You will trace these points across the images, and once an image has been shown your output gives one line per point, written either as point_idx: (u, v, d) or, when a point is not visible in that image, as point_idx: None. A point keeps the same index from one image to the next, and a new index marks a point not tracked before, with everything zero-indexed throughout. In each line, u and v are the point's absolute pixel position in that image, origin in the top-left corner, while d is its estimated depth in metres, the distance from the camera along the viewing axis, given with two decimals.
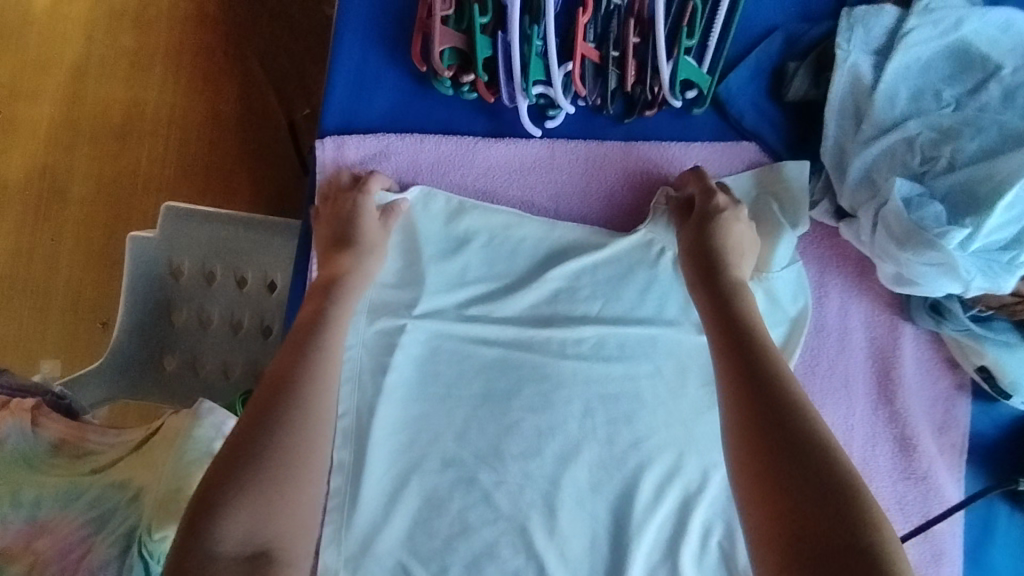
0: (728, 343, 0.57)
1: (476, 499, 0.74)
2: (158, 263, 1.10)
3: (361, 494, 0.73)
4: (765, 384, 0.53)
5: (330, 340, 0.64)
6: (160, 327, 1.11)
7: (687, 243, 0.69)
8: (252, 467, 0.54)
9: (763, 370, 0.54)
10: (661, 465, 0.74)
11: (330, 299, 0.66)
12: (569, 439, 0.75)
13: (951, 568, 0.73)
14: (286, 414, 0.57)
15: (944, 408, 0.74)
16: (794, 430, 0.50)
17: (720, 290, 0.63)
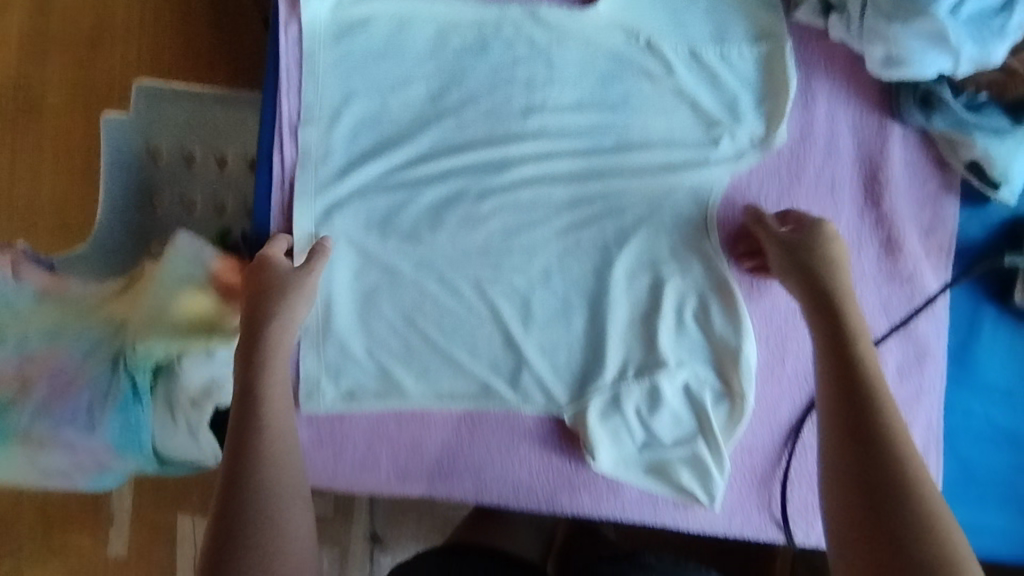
0: (846, 430, 0.58)
1: (456, 313, 0.77)
2: (135, 144, 1.08)
3: (346, 310, 0.77)
4: (873, 507, 0.54)
5: (274, 368, 0.64)
6: (142, 212, 1.07)
7: (791, 281, 0.65)
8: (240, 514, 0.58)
9: (887, 494, 0.54)
10: (640, 284, 0.75)
11: (274, 337, 0.65)
12: (547, 255, 0.76)
13: (933, 366, 0.74)
14: (251, 446, 0.60)
15: (932, 211, 0.72)
16: (904, 531, 0.52)
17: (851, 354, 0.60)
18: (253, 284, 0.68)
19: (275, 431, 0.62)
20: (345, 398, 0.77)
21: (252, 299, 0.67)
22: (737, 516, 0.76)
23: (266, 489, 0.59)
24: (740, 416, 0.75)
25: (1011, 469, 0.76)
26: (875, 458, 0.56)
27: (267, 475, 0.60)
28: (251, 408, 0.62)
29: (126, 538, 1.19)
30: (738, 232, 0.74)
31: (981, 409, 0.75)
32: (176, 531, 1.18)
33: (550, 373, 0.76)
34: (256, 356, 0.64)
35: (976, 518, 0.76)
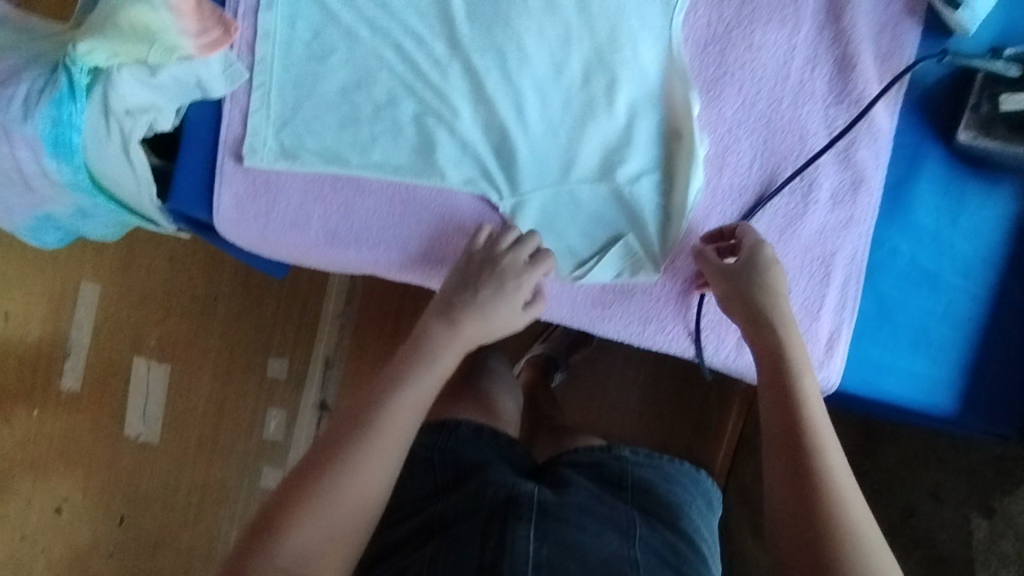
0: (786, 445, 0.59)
1: (404, 81, 0.75)
2: None
3: (293, 63, 0.75)
4: (788, 445, 0.59)
5: (435, 357, 0.66)
6: None
7: (738, 302, 0.68)
8: (319, 483, 0.58)
9: (796, 430, 0.59)
10: (594, 81, 0.74)
11: (459, 325, 0.68)
12: (501, 35, 0.74)
13: (867, 197, 0.74)
14: (354, 443, 0.60)
15: (891, 36, 0.72)
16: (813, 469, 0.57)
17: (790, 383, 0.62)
18: (467, 260, 0.72)
19: (431, 368, 0.65)
20: (282, 154, 0.76)
21: (456, 279, 0.71)
22: (651, 323, 0.77)
23: (383, 418, 0.61)
24: (673, 230, 0.75)
25: (929, 315, 0.75)
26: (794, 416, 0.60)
27: (386, 425, 0.61)
28: (378, 394, 0.63)
29: (83, 369, 1.24)
30: (696, 36, 0.74)
31: (907, 251, 0.75)
32: (133, 371, 1.23)
33: (486, 162, 0.75)
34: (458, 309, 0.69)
35: (883, 357, 0.76)
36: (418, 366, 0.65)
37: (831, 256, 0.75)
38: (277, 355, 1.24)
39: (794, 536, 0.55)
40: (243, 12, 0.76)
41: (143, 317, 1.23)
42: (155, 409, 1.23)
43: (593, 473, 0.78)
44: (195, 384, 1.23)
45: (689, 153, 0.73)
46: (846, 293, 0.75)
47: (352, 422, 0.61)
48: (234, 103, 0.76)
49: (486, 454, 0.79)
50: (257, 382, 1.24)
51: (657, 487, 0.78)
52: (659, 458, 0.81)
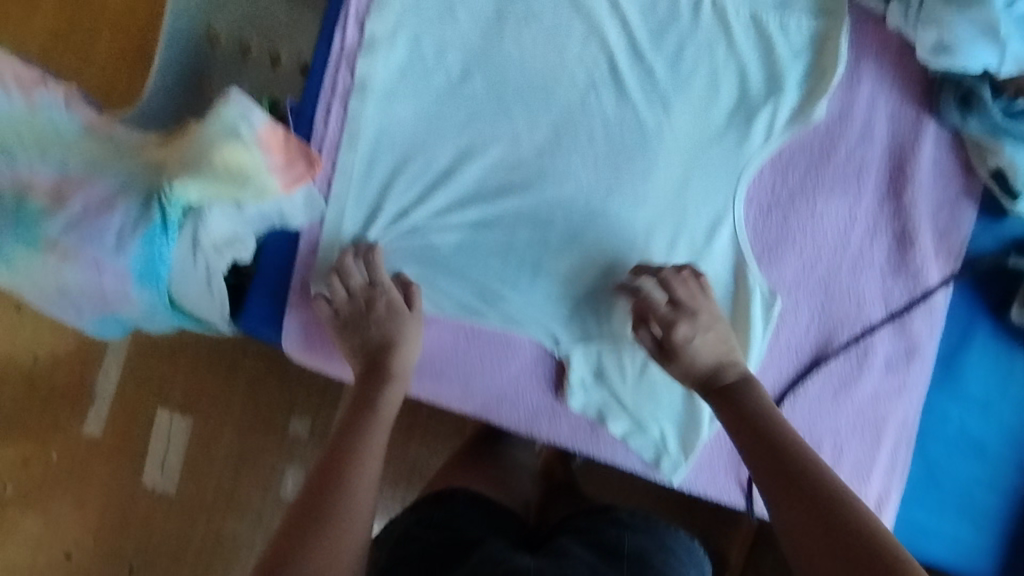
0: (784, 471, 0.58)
1: (477, 223, 0.78)
2: (194, 27, 1.05)
3: (371, 200, 0.78)
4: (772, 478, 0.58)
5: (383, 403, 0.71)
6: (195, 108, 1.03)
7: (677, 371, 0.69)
8: (300, 547, 0.60)
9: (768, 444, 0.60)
10: (660, 237, 0.77)
11: (388, 359, 0.74)
12: (570, 186, 0.78)
13: (919, 366, 0.76)
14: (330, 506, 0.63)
15: (949, 213, 0.75)
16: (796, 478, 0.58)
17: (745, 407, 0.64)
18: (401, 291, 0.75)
19: (391, 401, 0.72)
20: None
21: (347, 336, 0.74)
22: (702, 473, 0.79)
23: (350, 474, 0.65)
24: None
25: (974, 482, 0.77)
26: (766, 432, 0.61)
27: (365, 471, 0.66)
28: (349, 438, 0.68)
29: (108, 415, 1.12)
30: (761, 199, 0.77)
31: (957, 417, 0.77)
32: (156, 420, 1.11)
33: (542, 304, 0.78)
34: (404, 335, 0.74)
35: (928, 521, 0.78)
36: (366, 411, 0.70)
37: (882, 420, 0.76)
38: (300, 414, 1.09)
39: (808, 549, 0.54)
40: (326, 149, 0.78)
41: (173, 365, 1.11)
42: (175, 459, 1.11)
43: (590, 538, 0.70)
44: (218, 436, 1.10)
45: (743, 312, 0.76)
46: (896, 456, 0.77)
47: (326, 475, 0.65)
48: (310, 234, 0.79)
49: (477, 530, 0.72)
50: (280, 439, 1.09)
51: (676, 560, 0.71)
52: (656, 524, 0.74)
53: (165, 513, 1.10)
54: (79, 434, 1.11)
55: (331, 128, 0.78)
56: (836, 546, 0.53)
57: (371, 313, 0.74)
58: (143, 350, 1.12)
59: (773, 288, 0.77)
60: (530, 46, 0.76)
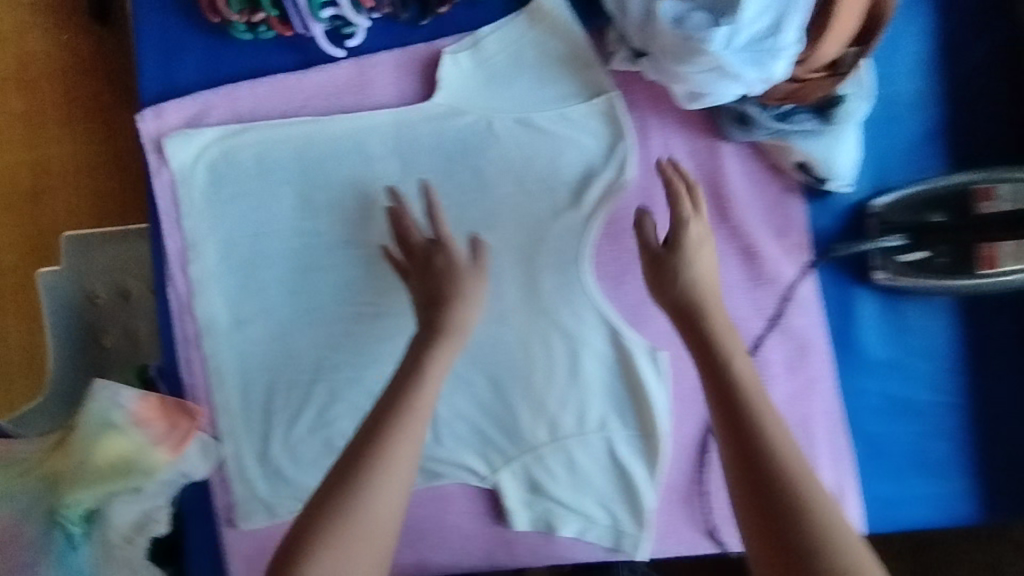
0: (742, 454, 0.60)
1: (366, 399, 0.80)
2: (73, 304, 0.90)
3: (262, 423, 0.80)
4: (743, 434, 0.60)
5: (392, 456, 0.70)
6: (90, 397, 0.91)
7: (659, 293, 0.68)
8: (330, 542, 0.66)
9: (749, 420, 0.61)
10: (534, 343, 0.79)
11: (427, 371, 0.75)
12: (434, 330, 0.79)
13: (819, 356, 0.77)
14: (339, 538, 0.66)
15: (780, 211, 0.77)
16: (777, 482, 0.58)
17: (720, 371, 0.63)
18: (428, 292, 0.78)
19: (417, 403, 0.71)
20: (269, 511, 0.80)
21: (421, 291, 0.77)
22: (669, 537, 0.78)
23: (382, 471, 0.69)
24: (657, 462, 0.78)
25: (918, 438, 0.78)
26: (747, 449, 0.60)
27: (386, 473, 0.69)
28: (353, 471, 0.68)
29: None
30: (609, 269, 0.79)
31: (877, 386, 0.78)
32: None
33: (460, 444, 0.80)
34: (442, 322, 0.77)
35: (895, 489, 0.78)
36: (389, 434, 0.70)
37: (809, 418, 0.77)
38: None
39: (767, 540, 0.57)
40: (203, 396, 0.80)
41: None
42: None
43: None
44: None
45: (635, 378, 0.78)
46: (836, 446, 0.78)
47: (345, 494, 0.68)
48: (219, 477, 0.80)
49: None
50: None
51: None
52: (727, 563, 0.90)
53: None
54: None
55: (200, 374, 0.80)
56: (766, 501, 0.58)
57: (428, 271, 0.79)
58: None
59: (657, 342, 0.79)
60: (346, 223, 0.80)
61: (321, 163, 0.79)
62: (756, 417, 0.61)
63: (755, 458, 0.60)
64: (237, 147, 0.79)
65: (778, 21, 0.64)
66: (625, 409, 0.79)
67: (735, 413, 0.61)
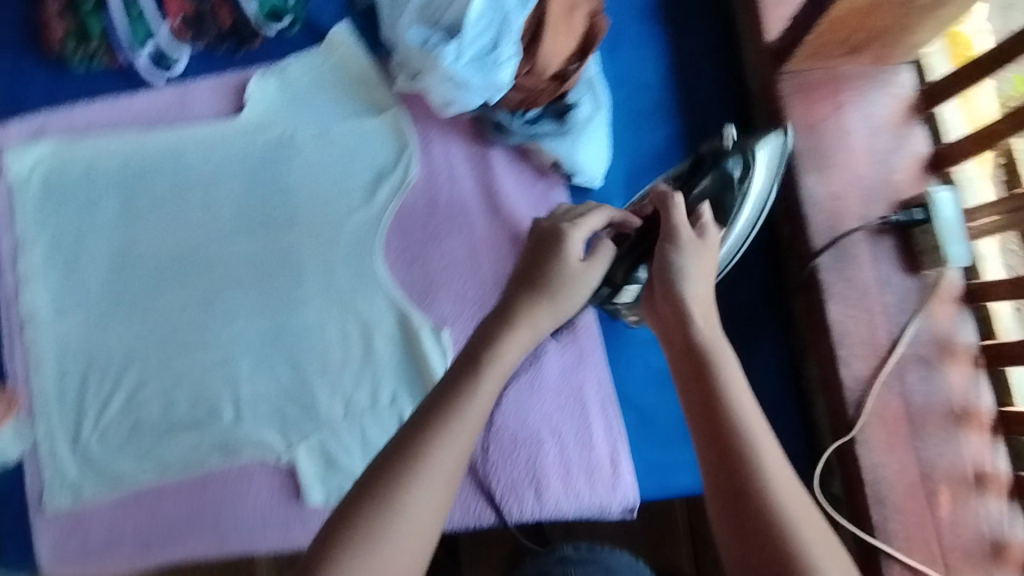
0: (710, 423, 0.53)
1: (174, 382, 0.86)
2: None
3: (76, 406, 0.86)
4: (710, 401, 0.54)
5: (466, 411, 0.55)
6: None
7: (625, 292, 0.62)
8: None
9: (700, 376, 0.55)
10: (332, 328, 0.87)
11: (514, 333, 0.62)
12: (240, 318, 0.88)
13: (587, 332, 0.86)
14: None
15: (546, 206, 0.89)
16: (735, 452, 0.51)
17: (695, 345, 0.57)
18: (535, 255, 0.67)
19: (476, 405, 0.55)
20: (75, 493, 0.84)
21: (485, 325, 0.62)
22: (456, 507, 0.83)
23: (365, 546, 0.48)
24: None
25: (683, 406, 0.86)
26: (713, 410, 0.53)
27: (424, 499, 0.51)
28: (422, 443, 0.52)
29: None
30: (400, 259, 0.89)
31: (641, 359, 0.87)
32: None
33: (260, 423, 0.85)
34: (517, 314, 0.63)
35: (666, 457, 0.84)
36: (439, 426, 0.53)
37: (580, 389, 0.85)
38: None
39: (730, 507, 0.50)
40: (22, 382, 0.86)
41: None
42: None
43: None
44: None
45: (421, 354, 0.86)
46: (607, 416, 0.85)
47: (393, 476, 0.51)
48: (31, 461, 0.85)
49: None
50: None
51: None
52: (600, 552, 0.88)
53: None
54: None
55: (21, 363, 0.87)
56: (738, 499, 0.50)
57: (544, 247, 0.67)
58: None
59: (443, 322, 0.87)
60: (165, 225, 0.89)
61: (143, 172, 0.90)
62: (719, 381, 0.55)
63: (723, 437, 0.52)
64: (67, 159, 0.90)
65: (497, 39, 0.80)
66: (413, 384, 0.86)
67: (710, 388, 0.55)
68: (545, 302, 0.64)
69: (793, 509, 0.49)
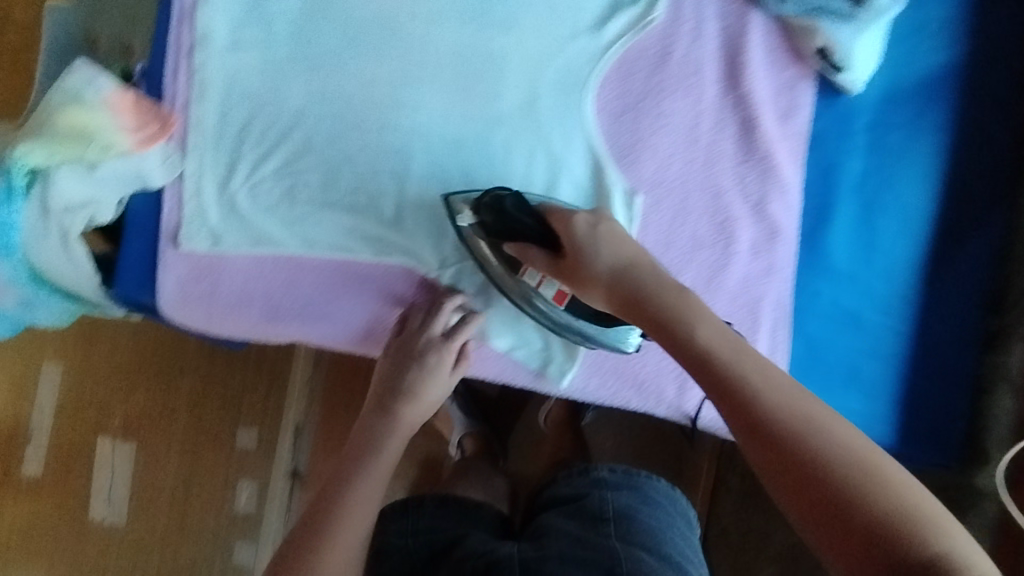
0: (770, 439, 0.47)
1: (337, 159, 0.78)
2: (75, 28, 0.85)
3: (231, 153, 0.78)
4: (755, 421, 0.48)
5: (388, 447, 0.77)
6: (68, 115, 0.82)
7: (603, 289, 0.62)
8: (322, 526, 0.68)
9: (737, 387, 0.50)
10: (517, 159, 0.79)
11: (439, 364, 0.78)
12: (424, 115, 0.78)
13: (785, 246, 0.78)
14: (327, 524, 0.69)
15: (789, 96, 0.78)
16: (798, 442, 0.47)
17: (697, 356, 0.53)
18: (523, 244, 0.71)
19: (396, 435, 0.78)
20: (213, 241, 0.79)
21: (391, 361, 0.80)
22: (594, 377, 0.81)
23: (345, 509, 0.70)
24: None
25: (857, 352, 0.80)
26: (761, 427, 0.48)
27: (353, 498, 0.71)
28: (345, 472, 0.74)
29: (45, 453, 1.24)
30: (611, 105, 0.79)
31: (829, 293, 0.80)
32: (96, 450, 1.25)
33: (419, 231, 0.79)
34: (411, 368, 0.79)
35: (818, 396, 0.80)
36: (369, 460, 0.75)
37: (757, 303, 0.78)
38: (245, 425, 1.30)
39: (801, 497, 0.46)
40: (179, 106, 0.78)
41: (108, 391, 1.26)
42: (121, 491, 1.25)
43: (574, 511, 0.85)
44: (161, 463, 1.26)
45: (606, 215, 0.78)
46: (776, 339, 0.79)
47: (338, 491, 0.71)
48: (173, 193, 0.79)
49: (460, 526, 0.86)
50: (226, 454, 1.29)
51: (637, 513, 0.84)
52: (637, 477, 0.90)
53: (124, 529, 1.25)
54: (109, 429, 1.26)
55: (181, 85, 0.78)
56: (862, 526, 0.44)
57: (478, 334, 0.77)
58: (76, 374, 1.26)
59: (640, 185, 0.79)
60: None
61: None
62: (747, 387, 0.50)
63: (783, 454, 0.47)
64: None
65: None
66: None
67: (740, 400, 0.49)
68: (444, 360, 0.79)
69: (858, 480, 0.45)
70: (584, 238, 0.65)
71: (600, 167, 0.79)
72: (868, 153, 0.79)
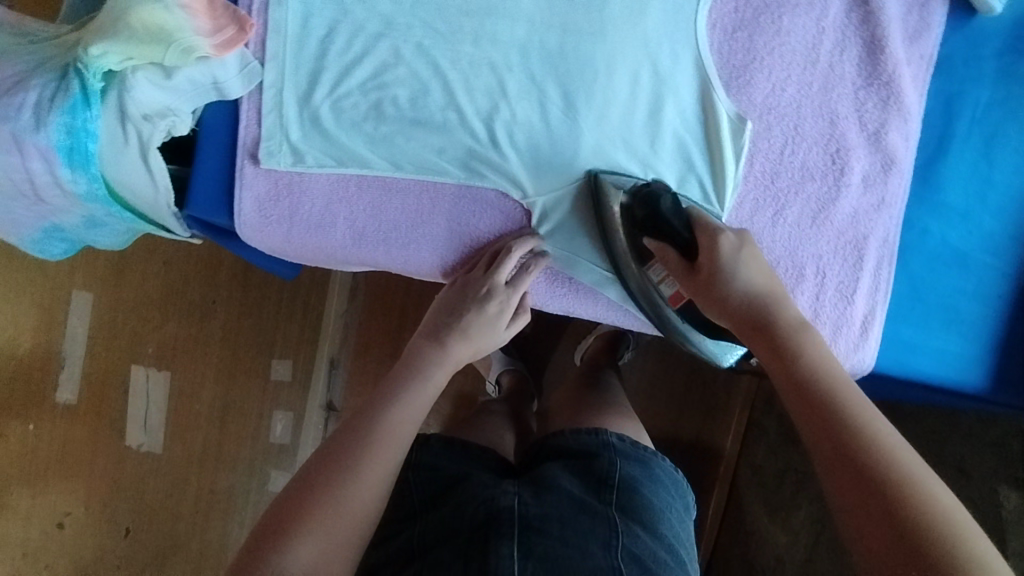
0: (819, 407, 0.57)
1: (429, 72, 0.73)
2: None
3: (314, 63, 0.72)
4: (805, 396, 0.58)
5: (432, 372, 0.76)
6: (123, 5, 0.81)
7: (714, 304, 0.68)
8: (350, 449, 0.64)
9: (789, 356, 0.61)
10: (621, 79, 0.73)
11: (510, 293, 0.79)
12: (524, 26, 0.72)
13: (898, 179, 0.75)
14: (355, 442, 0.65)
15: (918, 16, 0.73)
16: (849, 438, 0.54)
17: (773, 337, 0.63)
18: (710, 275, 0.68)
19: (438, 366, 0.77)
20: (295, 159, 0.74)
21: (455, 294, 0.80)
22: None
23: (374, 432, 0.66)
24: None
25: (959, 294, 0.77)
26: (816, 400, 0.57)
27: (386, 428, 0.67)
28: (379, 400, 0.70)
29: (79, 382, 1.18)
30: (726, 21, 0.73)
31: (938, 231, 0.76)
32: (131, 380, 1.20)
33: (514, 153, 0.75)
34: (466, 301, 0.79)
35: (915, 336, 0.77)
36: (410, 382, 0.73)
37: (864, 239, 0.75)
38: (281, 357, 1.28)
39: (835, 465, 0.53)
40: (257, 7, 0.72)
41: (139, 322, 1.20)
42: (156, 419, 1.20)
43: (580, 468, 0.81)
44: (199, 388, 1.22)
45: (714, 143, 0.74)
46: (878, 277, 0.76)
47: (369, 414, 0.68)
48: (251, 106, 0.73)
49: (467, 468, 0.81)
50: (262, 385, 1.27)
51: (642, 485, 0.80)
52: (645, 452, 0.85)
53: (160, 465, 1.20)
54: (141, 365, 1.20)
55: None
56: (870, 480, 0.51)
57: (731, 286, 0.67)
58: (108, 304, 1.19)
59: (751, 110, 0.74)
60: None
61: None
62: (814, 369, 0.60)
63: (832, 422, 0.55)
64: None
65: None
66: (690, 171, 0.75)
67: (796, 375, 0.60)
68: (500, 299, 0.79)
69: (891, 485, 0.50)
70: (726, 258, 0.67)
71: (710, 89, 0.74)
72: (995, 82, 0.75)
